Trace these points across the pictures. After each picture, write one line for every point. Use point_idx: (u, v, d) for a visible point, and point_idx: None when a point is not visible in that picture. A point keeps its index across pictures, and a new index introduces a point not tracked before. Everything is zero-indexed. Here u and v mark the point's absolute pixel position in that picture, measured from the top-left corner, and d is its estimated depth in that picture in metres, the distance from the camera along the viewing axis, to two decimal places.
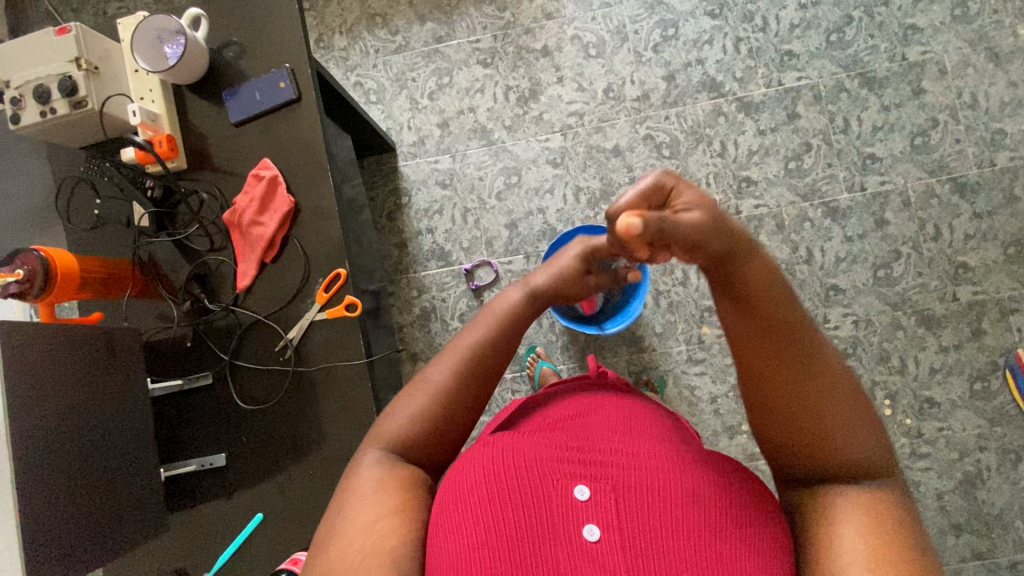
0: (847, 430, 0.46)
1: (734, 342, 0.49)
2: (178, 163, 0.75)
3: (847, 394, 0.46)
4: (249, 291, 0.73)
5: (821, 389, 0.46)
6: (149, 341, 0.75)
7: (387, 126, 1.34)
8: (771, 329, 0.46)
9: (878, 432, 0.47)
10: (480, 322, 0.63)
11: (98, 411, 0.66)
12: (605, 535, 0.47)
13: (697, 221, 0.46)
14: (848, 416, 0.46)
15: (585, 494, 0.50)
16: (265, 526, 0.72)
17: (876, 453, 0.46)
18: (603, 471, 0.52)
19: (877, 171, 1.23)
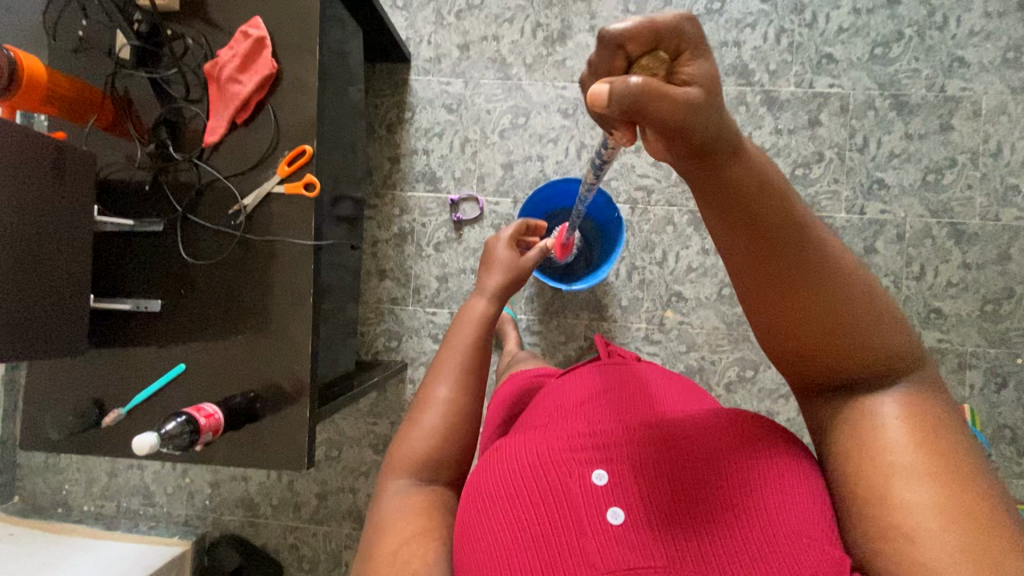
0: (878, 327, 0.41)
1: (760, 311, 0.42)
2: (167, 2, 0.72)
3: (864, 302, 0.41)
4: (216, 148, 0.73)
5: (835, 306, 0.40)
6: (108, 177, 0.75)
7: (407, 35, 1.30)
8: (784, 267, 0.40)
9: (898, 324, 0.43)
10: (455, 334, 0.69)
11: (57, 228, 0.68)
12: (629, 517, 0.46)
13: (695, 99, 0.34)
14: (871, 326, 0.41)
15: (603, 478, 0.48)
16: (184, 377, 0.73)
17: (903, 346, 0.43)
18: (618, 453, 0.50)
19: (881, 198, 1.20)
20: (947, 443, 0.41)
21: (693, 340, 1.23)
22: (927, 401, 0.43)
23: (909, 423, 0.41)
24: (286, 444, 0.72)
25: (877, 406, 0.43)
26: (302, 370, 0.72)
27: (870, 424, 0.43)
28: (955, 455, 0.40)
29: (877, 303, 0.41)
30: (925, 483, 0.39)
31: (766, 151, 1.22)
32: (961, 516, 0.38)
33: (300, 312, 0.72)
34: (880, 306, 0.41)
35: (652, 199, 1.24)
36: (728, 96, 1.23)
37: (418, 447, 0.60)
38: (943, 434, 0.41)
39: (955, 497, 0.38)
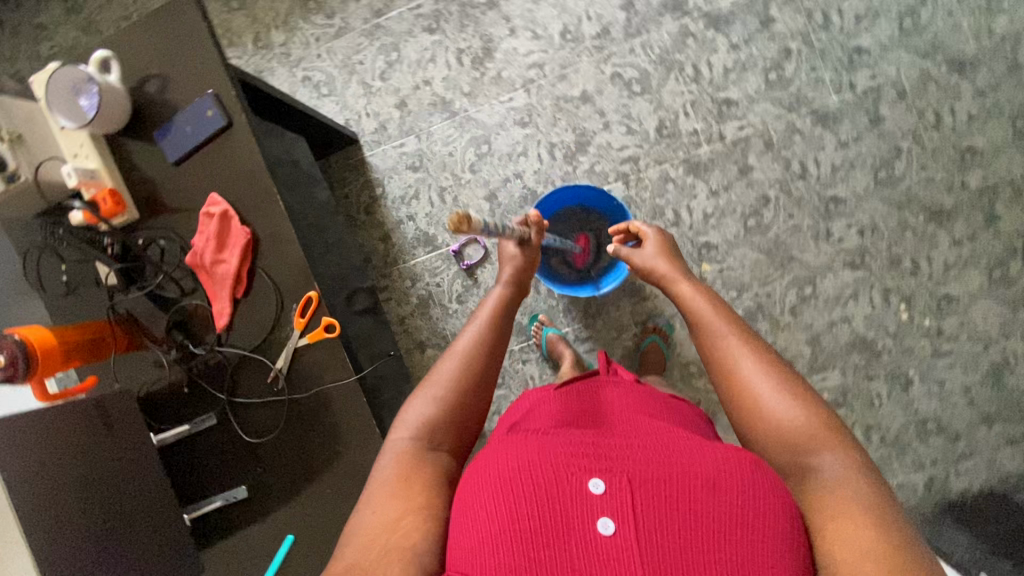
0: (790, 390, 0.58)
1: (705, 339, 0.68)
2: (128, 216, 0.73)
3: (776, 367, 0.61)
4: (230, 328, 0.73)
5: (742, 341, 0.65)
6: (148, 395, 0.77)
7: (345, 117, 1.29)
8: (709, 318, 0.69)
9: (817, 409, 0.56)
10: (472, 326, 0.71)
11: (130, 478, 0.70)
12: (619, 531, 0.44)
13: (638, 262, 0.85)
14: (788, 389, 0.58)
15: (600, 487, 0.47)
16: (297, 546, 0.74)
17: (813, 422, 0.55)
18: (621, 462, 0.49)
19: (866, 64, 1.14)
20: (880, 514, 0.47)
21: (741, 282, 1.18)
22: (854, 474, 0.51)
23: (837, 486, 0.50)
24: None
25: (818, 470, 0.52)
26: None
27: (809, 482, 0.52)
28: (888, 528, 0.46)
29: (794, 385, 0.59)
30: (864, 544, 0.45)
31: (732, 70, 1.17)
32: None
33: (372, 444, 0.72)
34: (793, 385, 0.59)
35: (642, 166, 1.20)
36: (672, 35, 1.18)
37: (422, 416, 0.60)
38: (875, 505, 0.48)
39: (891, 561, 0.44)
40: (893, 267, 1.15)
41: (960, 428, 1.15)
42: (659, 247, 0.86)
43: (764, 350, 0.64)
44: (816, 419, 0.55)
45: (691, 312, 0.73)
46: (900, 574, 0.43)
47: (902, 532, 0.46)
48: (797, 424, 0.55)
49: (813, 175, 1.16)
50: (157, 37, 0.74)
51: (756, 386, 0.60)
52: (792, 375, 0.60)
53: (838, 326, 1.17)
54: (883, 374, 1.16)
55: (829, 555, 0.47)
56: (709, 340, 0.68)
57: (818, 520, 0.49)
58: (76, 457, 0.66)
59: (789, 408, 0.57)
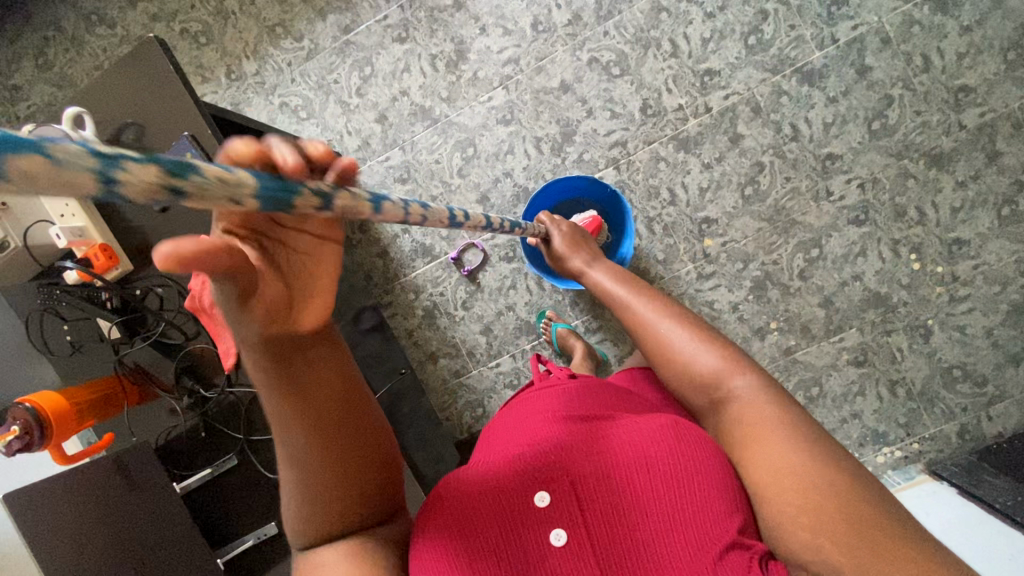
0: (700, 337, 0.62)
1: (625, 310, 0.71)
2: (123, 268, 0.73)
3: (686, 320, 0.65)
4: (238, 368, 0.73)
5: (654, 303, 0.69)
6: (165, 444, 0.76)
7: (327, 138, 1.28)
8: (622, 291, 0.74)
9: (724, 349, 0.60)
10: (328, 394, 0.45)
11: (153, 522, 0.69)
12: (570, 537, 0.51)
13: (562, 255, 0.88)
14: (696, 336, 0.62)
15: (545, 499, 0.52)
16: None
17: (723, 361, 0.58)
18: (563, 469, 0.54)
19: (847, 15, 1.11)
20: (791, 426, 0.50)
21: (746, 252, 1.16)
22: (764, 396, 0.54)
23: (751, 414, 0.53)
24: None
25: (737, 406, 0.55)
26: None
27: (728, 418, 0.55)
28: (801, 433, 0.50)
29: (703, 334, 0.63)
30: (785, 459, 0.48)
31: (709, 40, 1.14)
32: (823, 483, 0.46)
33: None
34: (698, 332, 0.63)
35: (631, 149, 1.18)
36: (645, 12, 1.16)
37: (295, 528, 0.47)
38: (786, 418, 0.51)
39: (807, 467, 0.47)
40: (899, 219, 1.13)
41: (986, 372, 1.13)
42: (571, 242, 0.89)
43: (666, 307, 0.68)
44: (722, 358, 0.59)
45: (607, 292, 0.76)
46: (818, 474, 0.46)
47: (814, 435, 0.50)
48: (710, 369, 0.58)
49: (805, 135, 1.14)
50: (128, 86, 0.73)
51: (670, 343, 0.63)
52: (698, 326, 0.64)
53: (850, 286, 1.15)
54: (902, 327, 1.14)
55: (757, 479, 0.49)
56: (625, 312, 0.71)
57: (741, 453, 0.52)
58: (101, 498, 0.67)
59: (698, 353, 0.60)
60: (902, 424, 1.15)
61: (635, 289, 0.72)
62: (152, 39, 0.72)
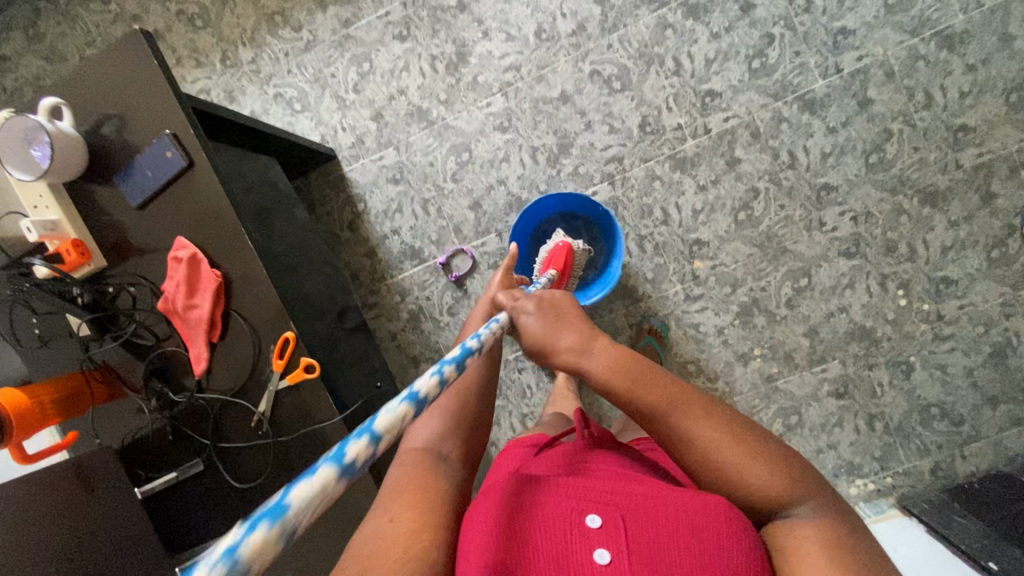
0: (744, 443, 0.51)
1: (644, 416, 0.55)
2: (96, 265, 0.72)
3: (723, 417, 0.53)
4: (210, 372, 0.71)
5: (681, 397, 0.54)
6: (133, 442, 0.76)
7: (321, 132, 1.26)
8: (631, 389, 0.55)
9: (775, 449, 0.52)
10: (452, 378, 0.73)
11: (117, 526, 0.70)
12: (615, 558, 0.44)
13: (535, 336, 0.65)
14: (741, 440, 0.52)
15: (597, 522, 0.47)
16: None
17: (773, 471, 0.50)
18: (627, 501, 0.49)
19: (852, 45, 1.10)
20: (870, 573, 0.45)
21: (735, 277, 1.16)
22: (819, 517, 0.49)
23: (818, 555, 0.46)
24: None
25: (783, 520, 0.50)
26: None
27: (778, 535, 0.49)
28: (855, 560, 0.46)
29: (750, 437, 0.52)
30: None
31: (713, 60, 1.13)
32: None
33: None
34: (752, 443, 0.51)
35: (627, 165, 1.17)
36: (650, 27, 1.14)
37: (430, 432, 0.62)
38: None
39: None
40: (889, 253, 1.13)
41: (964, 412, 1.14)
42: (545, 318, 0.65)
43: (706, 404, 0.54)
44: (781, 475, 0.50)
45: (608, 391, 0.57)
46: None
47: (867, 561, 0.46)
48: (760, 479, 0.50)
49: (803, 163, 1.13)
50: (111, 77, 0.71)
51: (708, 448, 0.52)
52: (737, 420, 0.53)
53: (836, 317, 1.15)
54: (884, 362, 1.15)
55: None
56: (643, 416, 0.54)
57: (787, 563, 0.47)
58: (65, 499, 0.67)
59: (753, 466, 0.50)
60: (877, 457, 1.16)
61: (652, 379, 0.55)
62: (138, 30, 0.69)
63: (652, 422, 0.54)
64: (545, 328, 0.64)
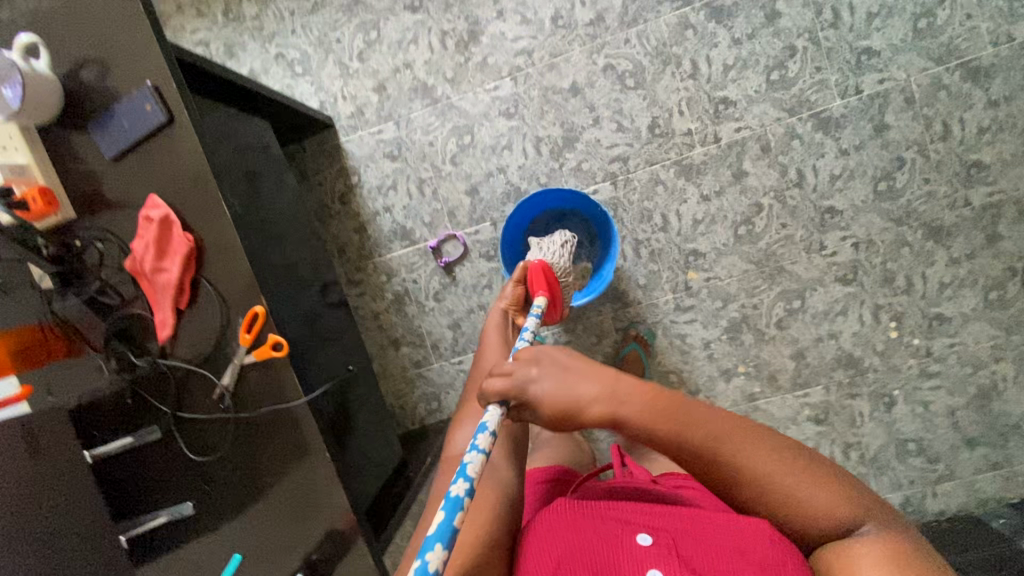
0: (799, 470, 0.52)
1: (698, 459, 0.52)
2: (63, 215, 0.70)
3: (775, 447, 0.53)
4: (174, 339, 0.71)
5: (731, 442, 0.52)
6: (91, 402, 0.76)
7: (320, 99, 1.21)
8: (670, 442, 0.52)
9: (831, 472, 0.53)
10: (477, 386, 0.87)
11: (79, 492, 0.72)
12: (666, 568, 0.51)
13: (544, 396, 0.55)
14: (796, 471, 0.52)
15: (647, 539, 0.55)
16: (245, 565, 0.74)
17: (833, 495, 0.51)
18: (671, 524, 0.57)
19: (875, 67, 1.07)
20: None
21: (727, 292, 1.14)
22: (883, 534, 0.51)
23: (883, 571, 0.48)
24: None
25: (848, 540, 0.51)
26: (346, 509, 0.72)
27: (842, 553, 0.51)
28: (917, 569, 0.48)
29: (805, 463, 0.52)
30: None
31: (732, 67, 1.09)
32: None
33: (323, 468, 0.72)
34: (795, 464, 0.52)
35: (631, 166, 1.13)
36: (670, 26, 1.10)
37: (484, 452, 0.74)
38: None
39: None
40: (886, 284, 1.11)
41: (941, 450, 1.13)
42: (560, 377, 0.55)
43: (749, 432, 0.53)
44: (841, 498, 0.52)
45: (650, 443, 0.53)
46: None
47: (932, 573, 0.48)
48: (823, 505, 0.51)
49: (810, 184, 1.10)
50: (93, 16, 0.67)
51: (768, 480, 0.51)
52: (793, 449, 0.53)
53: (825, 343, 1.13)
54: (867, 393, 1.14)
55: None
56: (692, 464, 0.53)
57: None
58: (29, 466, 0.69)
59: (803, 490, 0.51)
60: None
61: (697, 431, 0.52)
62: None
63: (705, 470, 0.53)
64: (557, 385, 0.55)
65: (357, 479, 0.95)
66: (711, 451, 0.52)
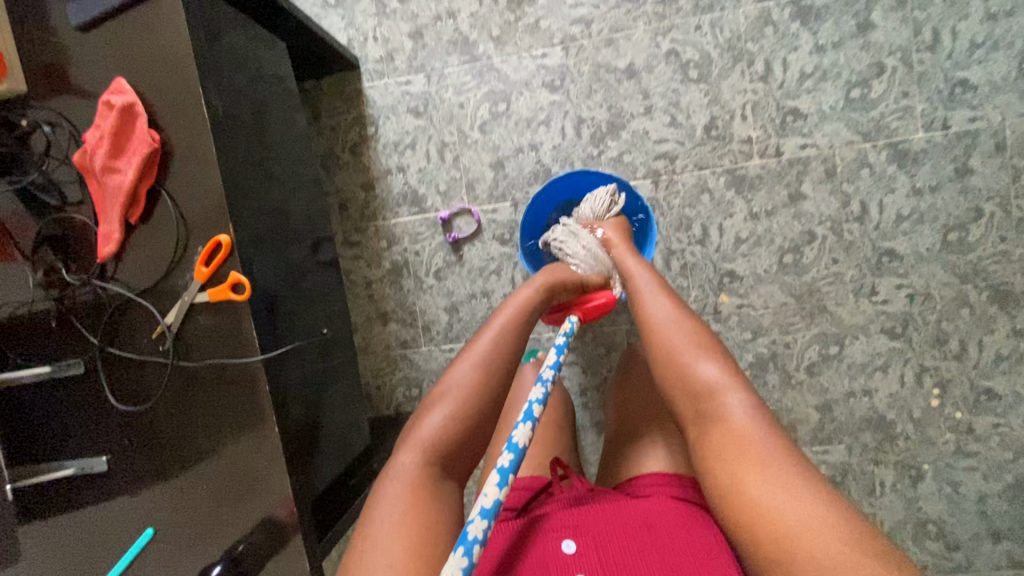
0: (719, 374, 0.62)
1: (652, 323, 0.70)
2: (11, 86, 0.60)
3: (714, 352, 0.64)
4: (118, 258, 0.60)
5: (678, 329, 0.67)
6: (8, 318, 0.64)
7: (348, 36, 1.09)
8: (645, 306, 0.72)
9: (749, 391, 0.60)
10: (469, 358, 0.66)
11: None
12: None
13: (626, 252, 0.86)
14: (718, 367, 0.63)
15: (572, 547, 0.55)
16: (156, 541, 0.64)
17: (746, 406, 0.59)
18: (599, 530, 0.58)
19: (968, 102, 0.95)
20: (810, 487, 0.51)
21: (759, 323, 1.02)
22: (764, 428, 0.56)
23: (762, 470, 0.53)
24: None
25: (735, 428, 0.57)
26: (287, 496, 0.61)
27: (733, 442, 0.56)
28: (798, 477, 0.52)
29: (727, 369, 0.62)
30: (765, 495, 0.51)
31: (809, 76, 0.98)
32: (806, 519, 0.48)
33: (267, 447, 0.61)
34: (717, 361, 0.63)
35: (678, 167, 1.01)
36: (749, 19, 0.98)
37: (434, 428, 0.60)
38: (780, 450, 0.54)
39: (793, 504, 0.50)
40: (936, 345, 0.99)
41: (963, 539, 1.01)
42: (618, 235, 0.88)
43: (690, 337, 0.66)
44: (752, 409, 0.58)
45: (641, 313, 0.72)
46: (810, 508, 0.49)
47: (810, 480, 0.51)
48: (728, 404, 0.59)
49: (872, 220, 0.98)
50: None
51: (693, 367, 0.63)
52: (727, 363, 0.63)
53: (856, 399, 1.01)
54: (893, 462, 1.02)
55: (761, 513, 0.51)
56: (651, 337, 0.69)
57: (744, 482, 0.53)
58: None
59: (722, 394, 0.60)
60: None
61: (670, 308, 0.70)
62: None
63: (655, 348, 0.68)
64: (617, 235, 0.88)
65: (312, 462, 0.83)
66: (647, 319, 0.71)
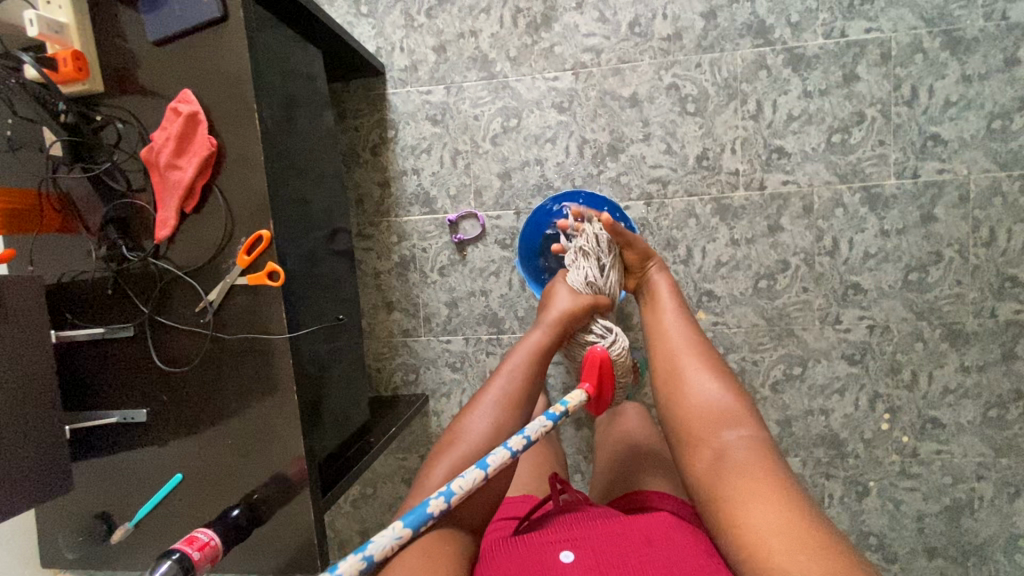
0: (729, 402, 0.73)
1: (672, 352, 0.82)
2: (90, 85, 0.70)
3: (727, 381, 0.76)
4: (171, 241, 0.70)
5: (695, 359, 0.80)
6: (70, 282, 0.75)
7: (377, 45, 1.18)
8: (664, 335, 0.85)
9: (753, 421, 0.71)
10: (467, 423, 0.76)
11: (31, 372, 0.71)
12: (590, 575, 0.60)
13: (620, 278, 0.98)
14: (727, 392, 0.75)
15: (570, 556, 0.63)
16: (183, 486, 0.74)
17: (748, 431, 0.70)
18: (594, 543, 0.65)
19: (938, 155, 1.04)
20: (795, 504, 0.60)
21: (731, 341, 1.11)
22: (756, 447, 0.67)
23: (756, 483, 0.63)
24: (298, 534, 0.72)
25: (733, 447, 0.68)
26: (299, 457, 0.71)
27: (730, 459, 0.67)
28: (784, 495, 0.61)
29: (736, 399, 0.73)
30: (760, 511, 0.60)
31: (796, 118, 1.06)
32: (774, 528, 0.58)
33: (286, 412, 0.71)
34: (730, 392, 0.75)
35: (669, 191, 1.10)
36: (745, 62, 1.07)
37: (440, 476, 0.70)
38: (769, 470, 0.64)
39: (782, 519, 0.58)
40: (890, 374, 1.08)
41: (899, 552, 1.11)
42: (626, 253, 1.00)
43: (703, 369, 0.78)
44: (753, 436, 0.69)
45: (661, 344, 0.84)
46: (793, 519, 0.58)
47: (795, 499, 0.61)
48: (730, 427, 0.70)
49: (841, 255, 1.07)
50: None
51: (703, 392, 0.75)
52: (736, 393, 0.74)
53: (814, 417, 1.11)
54: (842, 477, 1.11)
55: (746, 523, 0.60)
56: (666, 365, 0.81)
57: (738, 496, 0.62)
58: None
59: (727, 421, 0.71)
60: None
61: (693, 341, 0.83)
62: None
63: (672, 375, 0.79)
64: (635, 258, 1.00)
65: (317, 433, 0.92)
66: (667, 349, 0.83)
